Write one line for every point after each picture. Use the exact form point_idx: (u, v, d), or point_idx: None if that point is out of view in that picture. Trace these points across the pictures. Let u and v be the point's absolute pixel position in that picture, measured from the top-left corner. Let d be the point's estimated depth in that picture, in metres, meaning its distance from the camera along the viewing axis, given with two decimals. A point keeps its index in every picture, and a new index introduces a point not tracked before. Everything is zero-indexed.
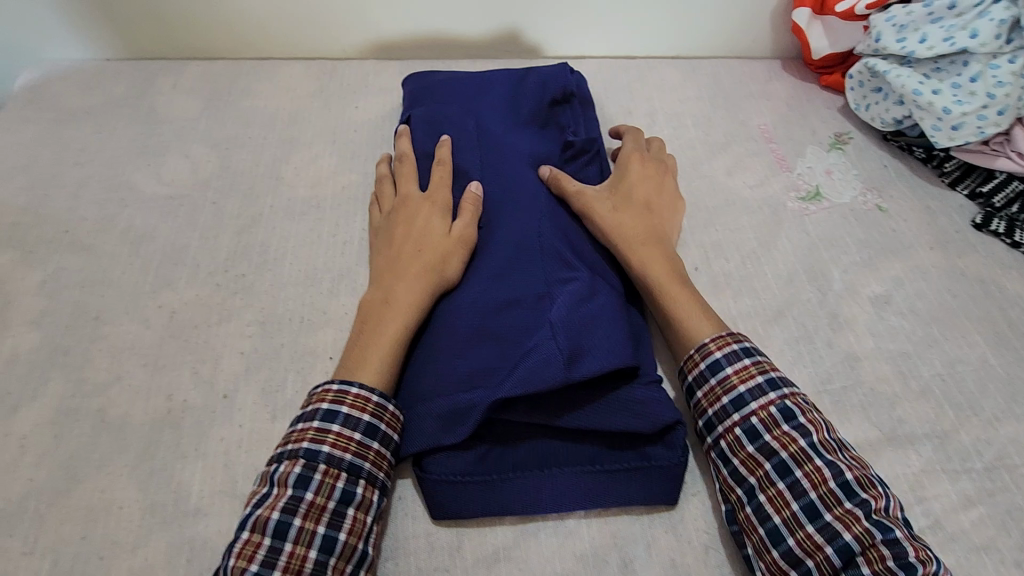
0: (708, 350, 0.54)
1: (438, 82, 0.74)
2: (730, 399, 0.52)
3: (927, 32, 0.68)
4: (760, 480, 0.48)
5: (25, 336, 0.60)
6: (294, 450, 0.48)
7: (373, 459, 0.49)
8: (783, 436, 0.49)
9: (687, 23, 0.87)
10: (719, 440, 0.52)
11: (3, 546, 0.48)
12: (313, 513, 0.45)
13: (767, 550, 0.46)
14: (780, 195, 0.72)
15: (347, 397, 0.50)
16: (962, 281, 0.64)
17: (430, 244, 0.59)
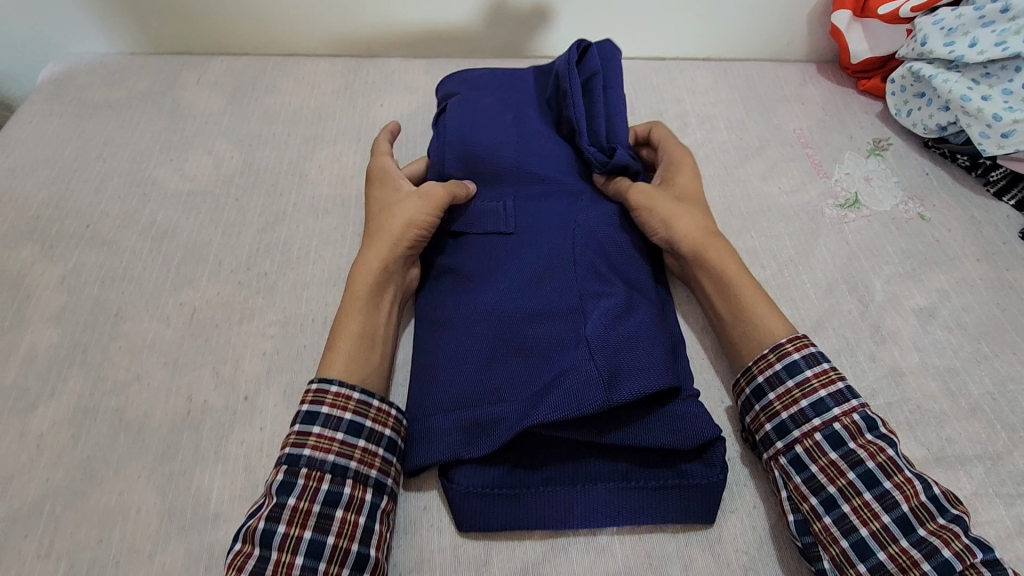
0: (786, 350, 0.52)
1: (473, 75, 0.70)
2: (811, 402, 0.50)
3: (977, 36, 0.65)
4: (844, 490, 0.46)
5: (45, 332, 0.58)
6: (281, 456, 0.47)
7: (360, 457, 0.48)
8: (870, 445, 0.47)
9: (719, 25, 0.84)
10: (795, 445, 0.49)
11: (18, 548, 0.47)
12: (297, 519, 0.45)
13: (852, 565, 0.44)
14: (818, 201, 0.70)
15: (326, 396, 0.49)
16: (1011, 294, 0.62)
17: (388, 220, 0.59)
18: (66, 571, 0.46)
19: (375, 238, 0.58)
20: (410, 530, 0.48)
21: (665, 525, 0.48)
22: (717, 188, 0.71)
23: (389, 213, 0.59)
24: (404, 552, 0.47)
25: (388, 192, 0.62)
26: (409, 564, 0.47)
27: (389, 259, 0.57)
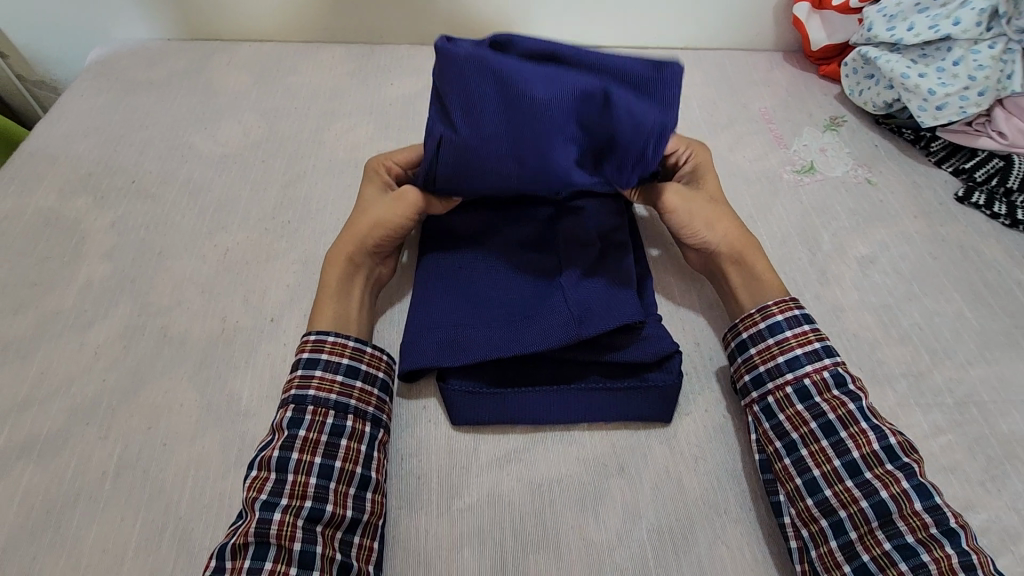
0: (770, 312, 0.58)
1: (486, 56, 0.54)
2: (786, 359, 0.55)
3: (915, 21, 0.73)
4: (804, 436, 0.52)
5: (99, 266, 0.67)
6: (286, 397, 0.53)
7: (358, 395, 0.54)
8: (833, 399, 0.53)
9: (696, 19, 0.93)
10: (767, 395, 0.55)
11: (81, 432, 0.55)
12: (308, 447, 0.51)
13: (801, 499, 0.50)
14: (777, 168, 0.78)
15: (325, 345, 0.56)
16: (943, 246, 0.70)
17: (363, 217, 0.63)
18: (122, 450, 0.55)
19: (353, 226, 0.63)
20: (411, 425, 0.57)
21: (629, 424, 0.57)
22: None
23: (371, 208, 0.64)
24: (405, 441, 0.56)
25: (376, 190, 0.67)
26: (408, 450, 0.55)
27: (357, 254, 0.62)
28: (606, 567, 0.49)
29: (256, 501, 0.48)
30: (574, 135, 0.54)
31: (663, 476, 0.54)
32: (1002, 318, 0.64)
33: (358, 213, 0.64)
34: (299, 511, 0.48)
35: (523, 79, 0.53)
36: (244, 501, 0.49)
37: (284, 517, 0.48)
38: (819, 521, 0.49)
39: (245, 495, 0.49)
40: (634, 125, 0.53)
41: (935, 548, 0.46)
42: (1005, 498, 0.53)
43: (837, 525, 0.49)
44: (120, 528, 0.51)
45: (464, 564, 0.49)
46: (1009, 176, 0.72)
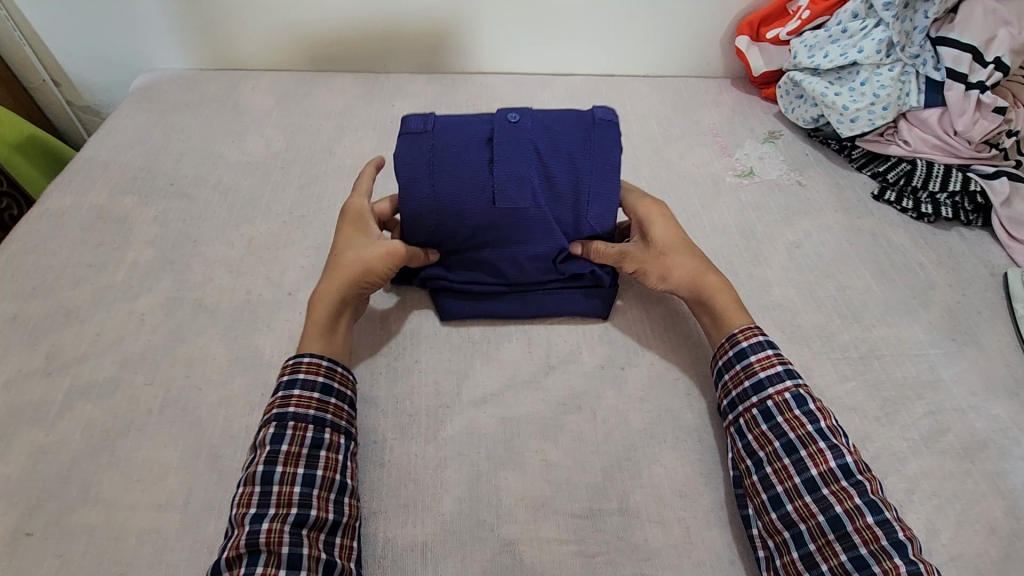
0: (736, 339, 0.63)
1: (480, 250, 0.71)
2: (751, 383, 0.61)
3: (828, 50, 0.88)
4: (769, 454, 0.57)
5: (144, 251, 0.80)
6: (269, 416, 0.58)
7: (333, 410, 0.59)
8: (794, 419, 0.58)
9: (657, 50, 1.08)
10: (738, 417, 0.61)
11: (131, 378, 0.67)
12: (291, 459, 0.55)
13: (765, 512, 0.55)
14: (722, 173, 0.92)
15: (300, 366, 0.60)
16: (858, 234, 0.82)
17: (351, 258, 0.66)
18: (164, 393, 0.66)
19: (337, 267, 0.67)
20: (403, 374, 0.68)
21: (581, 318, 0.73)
22: (647, 163, 0.93)
23: (353, 247, 0.68)
24: (397, 388, 0.67)
25: (357, 232, 0.70)
26: (402, 395, 0.66)
27: (349, 290, 0.66)
28: (563, 483, 0.60)
29: (246, 514, 0.52)
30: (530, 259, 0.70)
31: (615, 412, 0.65)
32: (903, 291, 0.76)
33: (345, 253, 0.67)
34: (286, 517, 0.53)
35: (510, 273, 0.71)
36: (234, 514, 0.53)
37: (272, 525, 0.52)
38: (782, 532, 0.54)
39: (235, 509, 0.53)
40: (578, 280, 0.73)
41: (885, 560, 0.50)
42: (896, 430, 0.63)
43: (797, 536, 0.53)
44: (164, 451, 0.62)
45: (446, 479, 0.60)
46: (914, 177, 0.85)
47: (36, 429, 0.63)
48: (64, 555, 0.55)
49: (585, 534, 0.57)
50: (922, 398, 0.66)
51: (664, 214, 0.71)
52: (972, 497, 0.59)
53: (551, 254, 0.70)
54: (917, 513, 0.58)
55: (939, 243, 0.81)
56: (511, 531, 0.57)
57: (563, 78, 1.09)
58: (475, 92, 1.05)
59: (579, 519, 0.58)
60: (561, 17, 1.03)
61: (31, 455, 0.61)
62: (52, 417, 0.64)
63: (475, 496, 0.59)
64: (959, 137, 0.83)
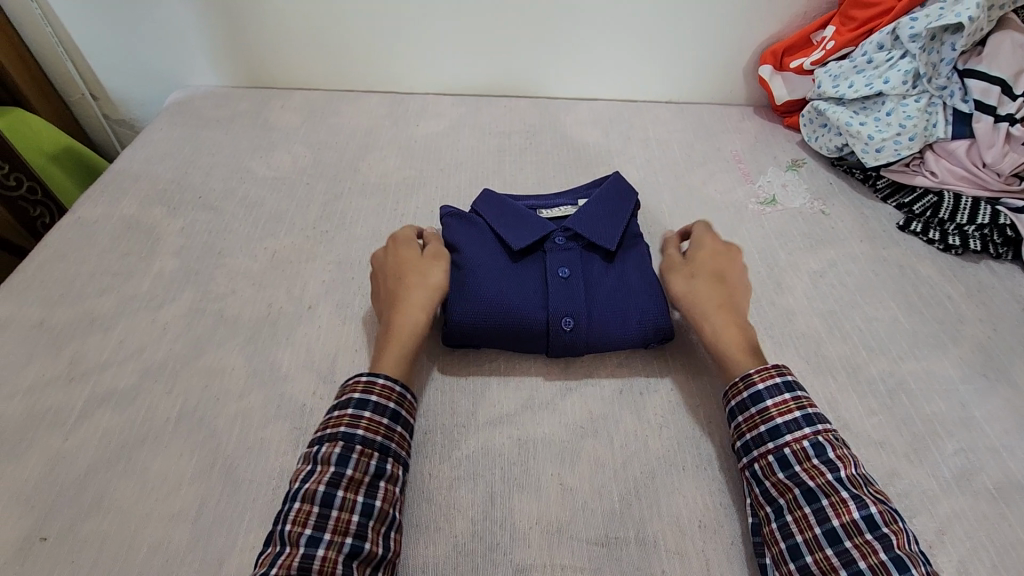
0: (751, 380, 0.61)
1: (517, 236, 0.72)
2: (768, 428, 0.58)
3: (853, 80, 0.88)
4: (788, 502, 0.55)
5: (170, 261, 0.81)
6: (335, 433, 0.57)
7: (398, 440, 0.59)
8: (813, 467, 0.55)
9: (679, 77, 1.09)
10: (753, 462, 0.58)
11: (150, 387, 0.67)
12: (353, 485, 0.54)
13: (783, 563, 0.52)
14: (744, 200, 0.91)
15: (374, 388, 0.60)
16: (884, 265, 0.81)
17: (428, 285, 0.69)
18: (183, 403, 0.66)
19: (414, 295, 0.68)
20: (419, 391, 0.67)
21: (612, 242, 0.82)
22: (669, 190, 0.93)
23: (420, 273, 0.70)
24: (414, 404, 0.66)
25: (421, 263, 0.70)
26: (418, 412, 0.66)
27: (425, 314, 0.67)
28: (579, 508, 0.59)
29: (301, 535, 0.51)
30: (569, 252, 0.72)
31: (633, 437, 0.64)
32: (931, 323, 0.74)
33: (420, 281, 0.69)
34: (341, 546, 0.51)
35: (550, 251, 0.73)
36: (285, 532, 0.51)
37: (327, 552, 0.50)
38: None
39: (289, 527, 0.51)
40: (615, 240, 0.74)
41: None
42: (926, 467, 0.61)
43: None
44: (180, 461, 0.62)
45: (460, 500, 0.59)
46: (941, 209, 0.84)
47: (56, 435, 0.63)
48: (76, 563, 0.55)
49: (601, 564, 0.55)
50: (953, 435, 0.64)
51: (721, 250, 0.76)
52: (1007, 541, 0.57)
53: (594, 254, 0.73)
54: (949, 555, 0.56)
55: (968, 276, 0.80)
56: (525, 556, 0.56)
57: (585, 102, 1.11)
58: (499, 115, 1.07)
59: (596, 548, 0.56)
60: (584, 43, 1.05)
61: (50, 461, 0.61)
62: (73, 423, 0.64)
63: (489, 521, 0.58)
64: (988, 168, 0.82)
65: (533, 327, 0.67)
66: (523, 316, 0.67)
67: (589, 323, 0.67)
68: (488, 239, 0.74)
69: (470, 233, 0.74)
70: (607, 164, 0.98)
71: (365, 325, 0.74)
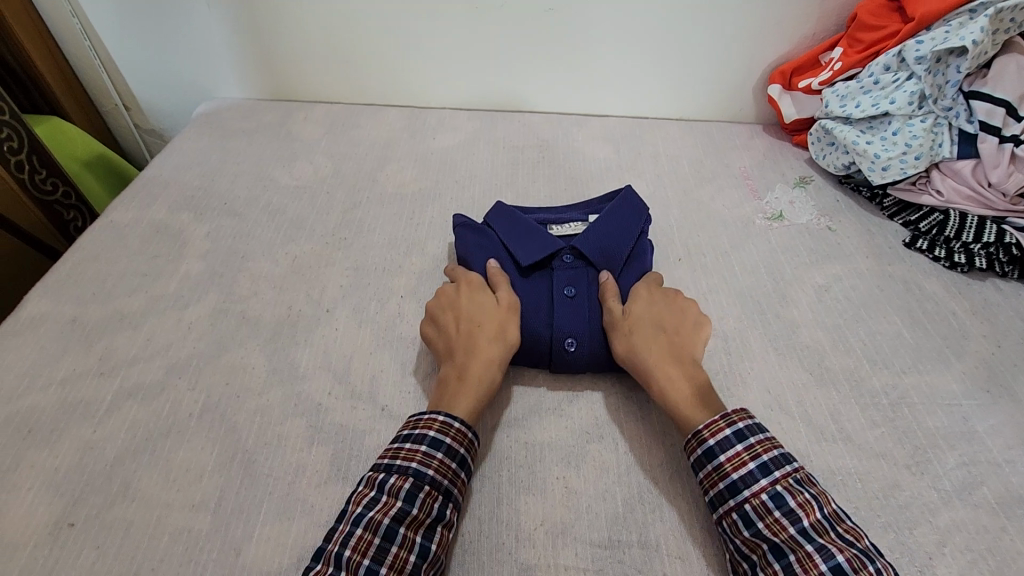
0: (702, 436, 0.59)
1: (525, 251, 0.77)
2: (726, 484, 0.57)
3: (860, 100, 0.91)
4: (759, 559, 0.53)
5: (195, 264, 0.85)
6: (407, 467, 0.57)
7: (462, 486, 0.59)
8: (774, 522, 0.54)
9: (690, 95, 1.12)
10: (720, 519, 0.57)
11: (174, 383, 0.70)
12: (414, 525, 0.55)
13: None
14: (752, 215, 0.93)
15: (450, 431, 0.60)
16: (889, 281, 0.82)
17: (502, 335, 0.68)
18: (205, 399, 0.69)
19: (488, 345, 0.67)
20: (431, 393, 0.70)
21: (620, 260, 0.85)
22: (677, 204, 0.95)
23: (500, 327, 0.69)
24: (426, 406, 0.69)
25: (500, 316, 0.70)
26: None
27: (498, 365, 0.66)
28: (583, 510, 0.60)
29: (359, 565, 0.52)
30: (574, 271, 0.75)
31: (637, 443, 0.66)
32: (935, 339, 0.75)
33: (495, 330, 0.68)
34: None
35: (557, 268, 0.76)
36: (343, 558, 0.52)
37: None
38: None
39: (349, 554, 0.52)
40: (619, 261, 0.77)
41: None
42: (927, 479, 0.62)
43: None
44: (201, 454, 0.64)
45: (468, 499, 0.61)
46: (946, 227, 0.85)
47: (85, 426, 0.66)
48: (102, 548, 0.58)
49: (604, 565, 0.57)
50: (955, 449, 0.65)
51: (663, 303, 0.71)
52: (1007, 554, 0.57)
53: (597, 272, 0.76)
54: (949, 566, 0.56)
55: (974, 294, 0.80)
56: (529, 555, 0.57)
57: (597, 119, 1.14)
58: (513, 130, 1.10)
59: (599, 549, 0.58)
60: (597, 62, 1.08)
61: (79, 451, 0.64)
62: (101, 416, 0.67)
63: (496, 520, 0.60)
64: (993, 189, 0.84)
65: (535, 342, 0.70)
66: (527, 331, 0.70)
67: (591, 341, 0.70)
68: (499, 254, 0.78)
69: (482, 246, 0.79)
70: (617, 178, 1.01)
71: (380, 329, 0.77)
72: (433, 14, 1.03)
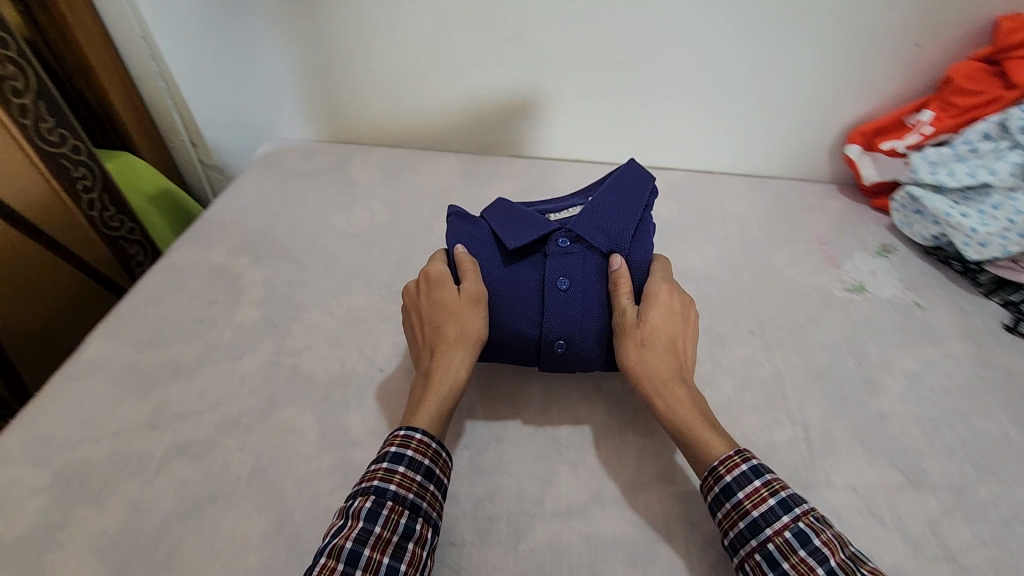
0: (719, 474, 0.57)
1: (513, 235, 0.71)
2: (746, 524, 0.55)
3: (954, 168, 0.84)
4: None
5: (251, 312, 0.84)
6: (368, 487, 0.56)
7: (429, 500, 0.57)
8: (800, 564, 0.51)
9: (760, 150, 1.07)
10: (743, 562, 0.55)
11: (224, 441, 0.69)
12: (380, 544, 0.53)
13: None
14: (829, 285, 0.87)
15: (411, 442, 0.59)
16: (989, 370, 0.75)
17: (464, 332, 0.66)
18: (254, 461, 0.67)
19: (450, 344, 0.65)
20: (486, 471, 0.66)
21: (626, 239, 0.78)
22: (748, 269, 0.90)
23: (458, 323, 0.66)
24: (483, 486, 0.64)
25: (460, 312, 0.67)
26: (485, 494, 0.64)
27: (463, 365, 0.65)
28: None
29: None
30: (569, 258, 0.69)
31: (710, 545, 0.60)
32: None
33: (457, 329, 0.66)
34: None
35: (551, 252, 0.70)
36: None
37: None
38: None
39: None
40: (619, 247, 0.70)
41: None
42: None
43: None
44: (248, 522, 0.62)
45: None
46: None
47: (134, 482, 0.65)
48: None
49: None
50: None
51: (675, 307, 0.68)
52: None
53: (594, 261, 0.70)
54: None
55: None
56: None
57: (660, 172, 1.10)
58: (573, 181, 1.07)
59: None
60: (663, 115, 1.05)
61: (127, 510, 0.63)
62: (150, 473, 0.66)
63: None
64: None
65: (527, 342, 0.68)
66: (517, 331, 0.68)
67: (584, 341, 0.67)
68: (490, 240, 0.73)
69: (471, 233, 0.74)
70: (683, 236, 0.96)
71: None
72: (492, 62, 1.02)
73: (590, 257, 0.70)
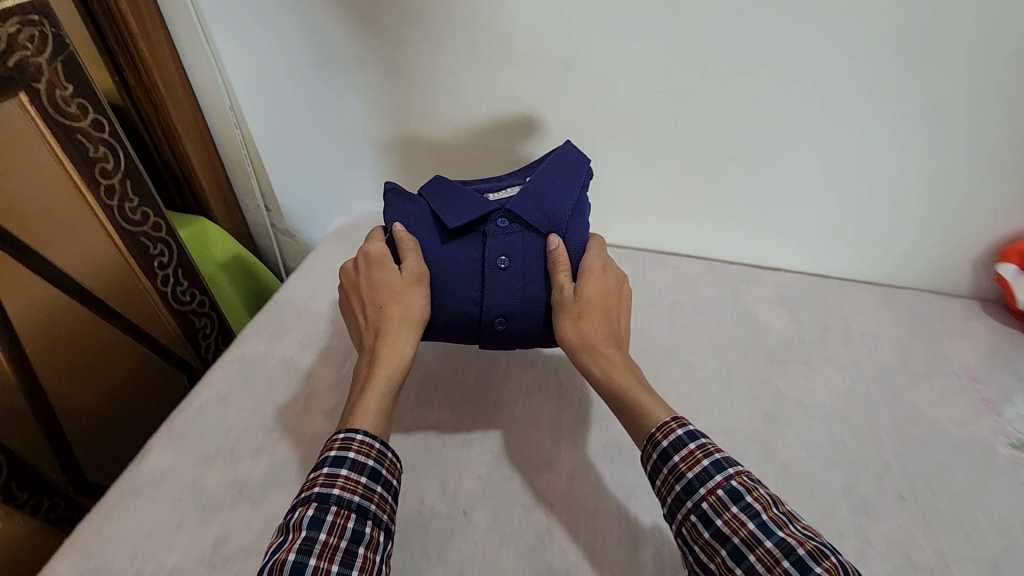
0: (656, 439, 0.57)
1: (454, 214, 0.69)
2: (682, 486, 0.54)
3: None
4: (720, 566, 0.51)
5: (322, 422, 0.76)
6: (309, 496, 0.53)
7: (377, 502, 0.55)
8: (733, 520, 0.51)
9: (891, 257, 0.94)
10: (680, 527, 0.55)
11: None
12: (326, 552, 0.50)
13: None
14: (989, 438, 0.73)
15: (352, 444, 0.57)
16: None
17: (405, 313, 0.65)
18: None
19: (392, 325, 0.64)
20: None
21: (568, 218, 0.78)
22: (886, 408, 0.77)
23: (400, 303, 0.65)
24: None
25: (401, 293, 0.65)
26: None
27: (407, 343, 0.64)
28: None
29: None
30: (512, 240, 0.68)
31: None
32: None
33: (397, 311, 0.65)
34: None
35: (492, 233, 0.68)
36: None
37: None
38: None
39: None
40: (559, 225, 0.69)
41: None
42: None
43: None
44: None
45: None
46: None
47: None
48: None
49: None
50: None
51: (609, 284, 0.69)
52: None
53: (536, 242, 0.68)
54: None
55: None
56: None
57: (768, 273, 0.99)
58: (670, 278, 0.97)
59: None
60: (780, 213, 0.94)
61: None
62: None
63: None
64: None
65: (467, 318, 0.67)
66: (458, 308, 0.67)
67: (529, 319, 0.68)
68: (431, 220, 0.71)
69: (411, 214, 0.71)
70: (804, 357, 0.84)
71: (525, 550, 0.64)
72: (587, 152, 0.94)
73: (529, 238, 0.68)
